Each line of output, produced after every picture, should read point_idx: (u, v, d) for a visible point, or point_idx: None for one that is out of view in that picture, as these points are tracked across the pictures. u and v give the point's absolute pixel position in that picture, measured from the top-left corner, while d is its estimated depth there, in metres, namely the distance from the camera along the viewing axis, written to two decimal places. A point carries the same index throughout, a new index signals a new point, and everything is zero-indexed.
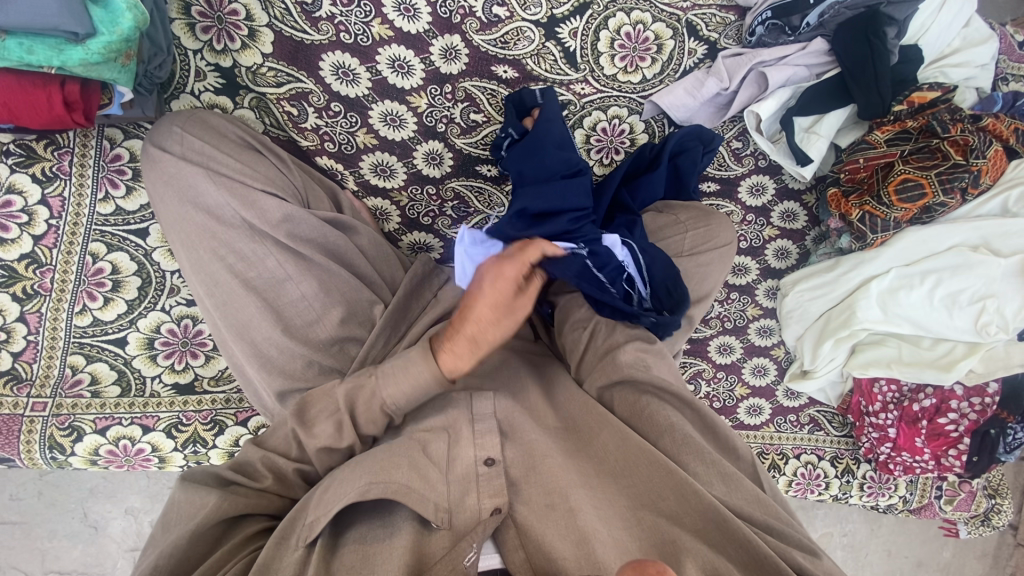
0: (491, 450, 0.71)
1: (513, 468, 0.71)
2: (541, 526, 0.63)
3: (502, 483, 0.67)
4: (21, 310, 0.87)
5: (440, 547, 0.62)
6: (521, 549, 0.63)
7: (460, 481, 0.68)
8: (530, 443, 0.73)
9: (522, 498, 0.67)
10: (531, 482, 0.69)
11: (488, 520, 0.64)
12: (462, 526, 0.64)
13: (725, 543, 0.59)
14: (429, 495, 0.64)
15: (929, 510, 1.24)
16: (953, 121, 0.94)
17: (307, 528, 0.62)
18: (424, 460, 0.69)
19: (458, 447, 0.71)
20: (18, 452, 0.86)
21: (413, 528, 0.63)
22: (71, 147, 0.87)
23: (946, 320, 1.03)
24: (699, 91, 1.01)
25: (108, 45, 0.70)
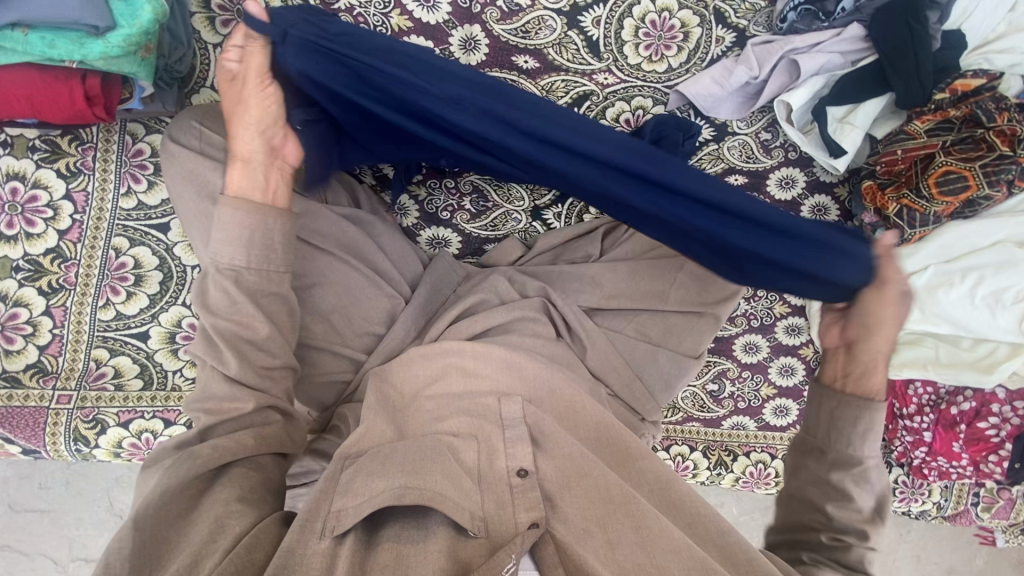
0: (524, 461, 0.69)
1: (549, 482, 0.68)
2: (579, 548, 0.62)
3: (537, 496, 0.66)
4: (46, 304, 0.88)
5: (476, 558, 0.61)
6: (561, 567, 0.62)
7: (493, 491, 0.67)
8: (567, 454, 0.70)
9: (560, 516, 0.65)
10: (568, 500, 0.66)
11: (526, 533, 0.62)
12: (499, 537, 0.63)
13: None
14: (464, 503, 0.63)
15: (964, 516, 1.19)
16: (998, 110, 0.89)
17: (336, 517, 0.61)
18: (456, 466, 0.68)
19: (490, 457, 0.70)
20: (45, 443, 0.87)
21: (448, 533, 0.62)
22: (94, 142, 0.87)
23: (989, 321, 0.98)
24: (728, 79, 0.97)
25: (128, 38, 0.69)
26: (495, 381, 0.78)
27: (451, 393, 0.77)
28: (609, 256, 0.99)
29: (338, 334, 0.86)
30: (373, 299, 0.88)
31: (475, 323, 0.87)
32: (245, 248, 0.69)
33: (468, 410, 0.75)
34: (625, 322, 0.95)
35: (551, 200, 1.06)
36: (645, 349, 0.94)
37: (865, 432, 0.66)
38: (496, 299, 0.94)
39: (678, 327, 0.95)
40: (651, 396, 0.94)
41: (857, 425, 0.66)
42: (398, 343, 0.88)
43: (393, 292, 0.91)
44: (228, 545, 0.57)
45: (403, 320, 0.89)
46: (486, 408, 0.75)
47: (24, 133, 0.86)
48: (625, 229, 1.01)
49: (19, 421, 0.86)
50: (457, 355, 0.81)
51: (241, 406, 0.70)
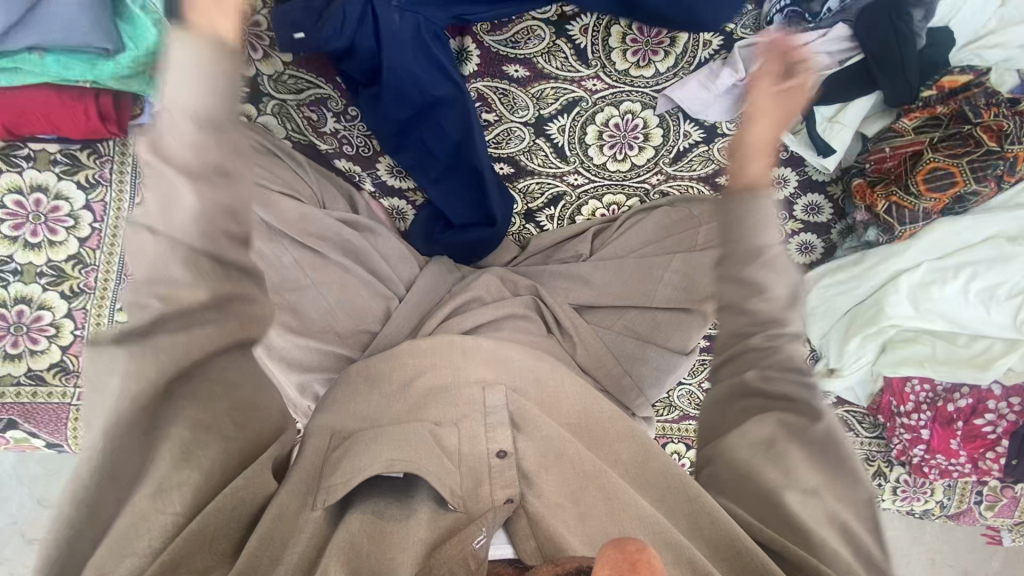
0: (503, 443, 0.75)
1: (526, 459, 0.75)
2: (551, 519, 0.67)
3: (514, 474, 0.72)
4: (69, 307, 0.90)
5: (457, 525, 0.67)
6: (532, 539, 0.66)
7: (472, 471, 0.73)
8: (545, 435, 0.76)
9: (536, 492, 0.71)
10: (544, 478, 0.73)
11: (501, 506, 0.67)
12: (476, 510, 0.69)
13: (741, 559, 0.60)
14: (446, 480, 0.69)
15: (968, 515, 1.19)
16: (986, 106, 0.89)
17: (326, 492, 0.66)
18: (439, 451, 0.73)
19: (470, 441, 0.76)
20: (66, 437, 0.91)
21: (430, 507, 0.68)
22: (111, 155, 0.90)
23: (983, 317, 0.98)
24: (714, 83, 1.00)
25: (138, 59, 0.76)
26: (484, 373, 0.82)
27: (438, 382, 0.82)
28: (597, 256, 1.05)
29: (336, 331, 0.90)
30: (371, 302, 0.93)
31: (466, 318, 0.91)
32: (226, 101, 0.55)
33: (453, 401, 0.79)
34: (615, 320, 1.00)
35: (543, 203, 1.11)
36: (635, 344, 0.97)
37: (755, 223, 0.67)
38: (489, 297, 0.99)
39: (666, 324, 0.98)
40: (640, 391, 0.96)
41: (738, 221, 0.68)
42: (393, 335, 0.92)
43: (387, 293, 0.95)
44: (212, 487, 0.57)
45: (398, 317, 0.93)
46: (470, 397, 0.79)
47: (47, 148, 0.88)
48: (615, 229, 1.08)
49: (46, 416, 0.90)
50: (448, 350, 0.85)
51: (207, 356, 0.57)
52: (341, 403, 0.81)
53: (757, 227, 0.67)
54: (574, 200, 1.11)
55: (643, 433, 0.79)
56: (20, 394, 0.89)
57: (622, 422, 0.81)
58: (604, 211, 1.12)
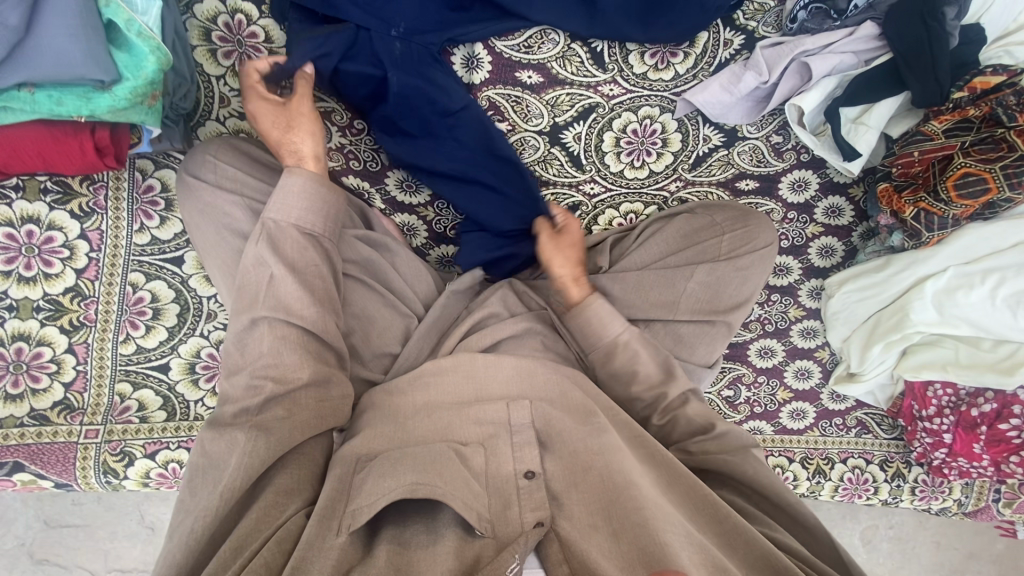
0: (531, 463, 0.71)
1: (555, 481, 0.71)
2: (585, 544, 0.64)
3: (543, 496, 0.68)
4: (68, 342, 0.86)
5: (484, 555, 0.63)
6: (565, 564, 0.63)
7: (501, 492, 0.69)
8: (572, 452, 0.73)
9: (566, 513, 0.68)
10: (575, 497, 0.69)
11: (531, 531, 0.64)
12: (506, 536, 0.65)
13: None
14: (474, 505, 0.65)
15: (986, 513, 1.19)
16: (1020, 108, 0.85)
17: (352, 515, 0.63)
18: (466, 473, 0.69)
19: (496, 459, 0.72)
20: (76, 477, 0.87)
21: (457, 535, 0.64)
22: (105, 181, 0.85)
23: (1010, 322, 0.96)
24: (737, 86, 0.95)
25: (134, 90, 0.68)
26: (510, 388, 0.79)
27: (459, 401, 0.78)
28: (617, 267, 0.98)
29: (360, 355, 0.86)
30: (385, 324, 0.88)
31: (486, 335, 0.88)
32: (323, 218, 0.77)
33: (479, 419, 0.76)
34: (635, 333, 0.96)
35: None
36: None
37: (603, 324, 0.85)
38: (506, 311, 0.93)
39: (689, 337, 0.95)
40: None
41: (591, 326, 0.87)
42: (415, 356, 0.88)
43: (407, 312, 0.91)
44: (271, 533, 0.62)
45: (417, 338, 0.88)
46: (496, 415, 0.76)
47: (36, 176, 0.84)
48: (635, 237, 1.01)
49: (50, 457, 0.85)
50: (470, 367, 0.81)
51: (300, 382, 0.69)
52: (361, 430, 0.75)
53: (608, 323, 0.85)
54: (590, 210, 1.06)
55: (666, 450, 0.74)
56: (22, 436, 0.85)
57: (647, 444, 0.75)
58: (620, 220, 1.07)
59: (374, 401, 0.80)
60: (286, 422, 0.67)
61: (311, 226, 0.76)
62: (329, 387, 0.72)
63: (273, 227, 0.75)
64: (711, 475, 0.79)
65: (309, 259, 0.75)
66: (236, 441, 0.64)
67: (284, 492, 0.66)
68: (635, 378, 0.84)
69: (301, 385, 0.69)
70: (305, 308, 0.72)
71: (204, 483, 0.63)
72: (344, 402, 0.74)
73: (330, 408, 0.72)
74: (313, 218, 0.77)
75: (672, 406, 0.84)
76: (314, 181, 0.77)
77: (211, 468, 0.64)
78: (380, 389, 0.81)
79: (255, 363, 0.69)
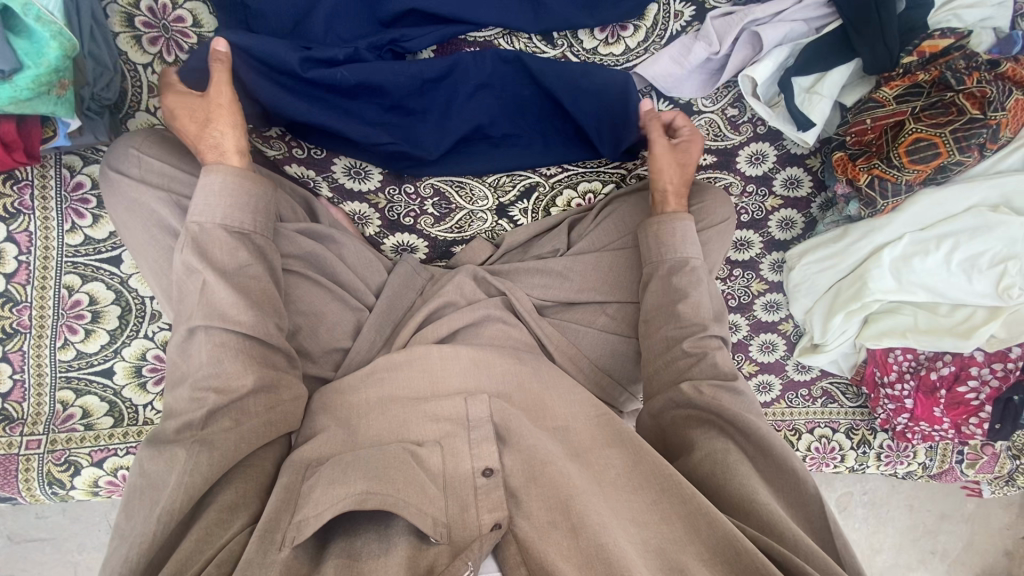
0: (489, 460, 0.69)
1: (514, 477, 0.69)
2: (543, 544, 0.61)
3: (501, 495, 0.66)
4: (2, 350, 0.82)
5: (438, 563, 0.60)
6: (523, 565, 0.61)
7: (458, 495, 0.66)
8: (531, 448, 0.70)
9: (524, 512, 0.65)
10: (534, 493, 0.66)
11: (487, 535, 0.62)
12: (462, 541, 0.62)
13: (737, 563, 0.56)
14: (429, 510, 0.62)
15: (950, 475, 1.22)
16: (967, 71, 0.84)
17: (297, 527, 0.60)
18: (423, 475, 0.66)
19: (455, 459, 0.69)
20: (19, 490, 0.85)
21: (409, 543, 0.61)
22: (29, 179, 0.80)
23: (965, 286, 0.97)
24: (687, 58, 0.93)
25: (37, 79, 0.64)
26: (467, 381, 0.78)
27: (416, 397, 0.76)
28: (575, 248, 0.96)
29: (307, 353, 0.84)
30: (336, 317, 0.86)
31: (442, 326, 0.86)
32: (253, 214, 0.73)
33: (436, 416, 0.73)
34: (596, 315, 0.94)
35: (516, 196, 1.01)
36: (617, 342, 0.93)
37: (672, 244, 0.87)
38: (463, 300, 0.91)
39: None
40: (623, 387, 0.93)
41: (662, 237, 0.87)
42: (368, 350, 0.87)
43: (357, 305, 0.88)
44: (210, 555, 0.59)
45: (368, 331, 0.87)
46: (453, 412, 0.73)
47: None
48: (594, 218, 0.99)
49: None
50: (426, 358, 0.79)
51: (245, 383, 0.67)
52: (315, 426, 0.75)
53: (676, 245, 0.87)
54: (548, 190, 1.02)
55: (635, 433, 0.71)
56: None
57: (616, 425, 0.74)
58: (580, 201, 1.03)
59: (328, 396, 0.78)
60: (233, 434, 0.65)
61: (239, 224, 0.71)
62: (280, 391, 0.72)
63: (198, 230, 0.70)
64: (708, 425, 0.73)
65: (243, 260, 0.71)
66: (177, 458, 0.62)
67: (228, 507, 0.63)
68: (688, 298, 0.83)
69: (247, 392, 0.67)
70: (242, 312, 0.69)
71: (141, 502, 0.61)
72: (297, 403, 0.74)
73: (280, 411, 0.71)
74: (244, 219, 0.72)
75: (706, 343, 0.81)
76: (238, 175, 0.71)
77: (148, 488, 0.62)
78: (332, 388, 0.79)
79: (196, 373, 0.66)
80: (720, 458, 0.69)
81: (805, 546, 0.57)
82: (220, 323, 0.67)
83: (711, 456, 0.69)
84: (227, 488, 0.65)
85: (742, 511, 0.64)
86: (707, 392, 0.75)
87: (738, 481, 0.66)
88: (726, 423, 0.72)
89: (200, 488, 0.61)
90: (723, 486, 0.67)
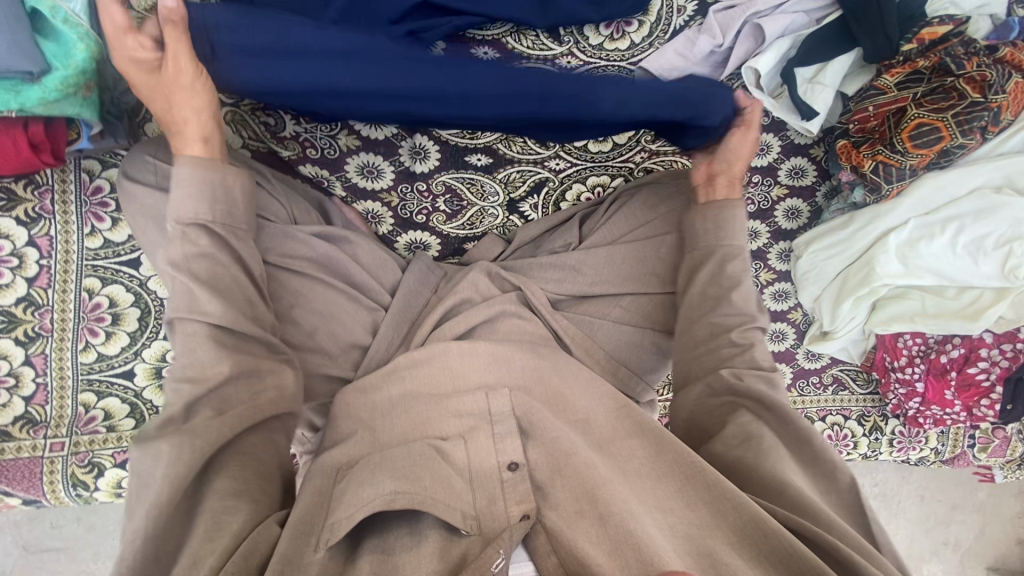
0: (514, 455, 0.69)
1: (538, 470, 0.69)
2: (572, 532, 0.61)
3: (528, 488, 0.66)
4: (25, 354, 0.83)
5: (471, 552, 0.60)
6: (553, 555, 0.60)
7: (485, 488, 0.66)
8: (555, 441, 0.70)
9: (551, 503, 0.65)
10: (558, 484, 0.67)
11: (517, 525, 0.62)
12: (492, 531, 0.62)
13: (765, 544, 0.57)
14: (456, 504, 0.62)
15: (963, 458, 1.23)
16: (967, 56, 0.86)
17: (331, 529, 0.60)
18: (448, 469, 0.67)
19: (477, 451, 0.70)
20: (43, 493, 0.87)
21: (440, 535, 0.61)
22: (50, 184, 0.82)
23: (971, 268, 0.98)
24: (691, 51, 0.95)
25: (65, 80, 0.66)
26: (486, 375, 0.78)
27: (438, 393, 0.76)
28: (587, 241, 0.98)
29: (325, 351, 0.85)
30: (354, 316, 0.87)
31: (459, 322, 0.86)
32: (212, 204, 0.70)
33: (460, 412, 0.74)
34: (610, 307, 0.95)
35: (526, 192, 1.02)
36: (631, 333, 0.94)
37: (730, 230, 0.86)
38: (479, 296, 0.92)
39: (656, 310, 0.95)
40: (640, 378, 0.94)
41: (722, 223, 0.87)
42: (386, 350, 0.87)
43: (372, 304, 0.89)
44: (229, 543, 0.55)
45: (386, 327, 0.88)
46: (475, 407, 0.74)
47: None
48: (603, 212, 1.01)
49: (15, 472, 0.84)
50: (445, 356, 0.79)
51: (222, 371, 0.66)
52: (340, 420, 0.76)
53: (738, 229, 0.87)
54: (558, 185, 1.03)
55: (657, 423, 0.72)
56: None
57: (638, 416, 0.75)
58: (589, 195, 1.05)
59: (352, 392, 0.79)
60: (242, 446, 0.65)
61: (198, 216, 0.70)
62: (261, 378, 0.71)
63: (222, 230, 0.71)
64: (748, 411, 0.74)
65: (204, 250, 0.69)
66: (161, 454, 0.58)
67: None
68: (740, 286, 0.84)
69: (223, 381, 0.66)
70: (211, 303, 0.67)
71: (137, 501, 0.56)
72: (281, 392, 0.73)
73: (266, 399, 0.71)
74: (199, 208, 0.70)
75: (751, 334, 0.82)
76: (194, 166, 0.70)
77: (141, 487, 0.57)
78: (352, 386, 0.80)
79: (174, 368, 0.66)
80: (750, 443, 0.69)
81: (840, 527, 0.58)
82: (190, 315, 0.67)
83: (748, 440, 0.70)
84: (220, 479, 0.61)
85: (772, 490, 0.64)
86: (750, 380, 0.76)
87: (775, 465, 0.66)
88: (774, 409, 0.73)
89: (231, 485, 0.62)
90: (761, 466, 0.66)
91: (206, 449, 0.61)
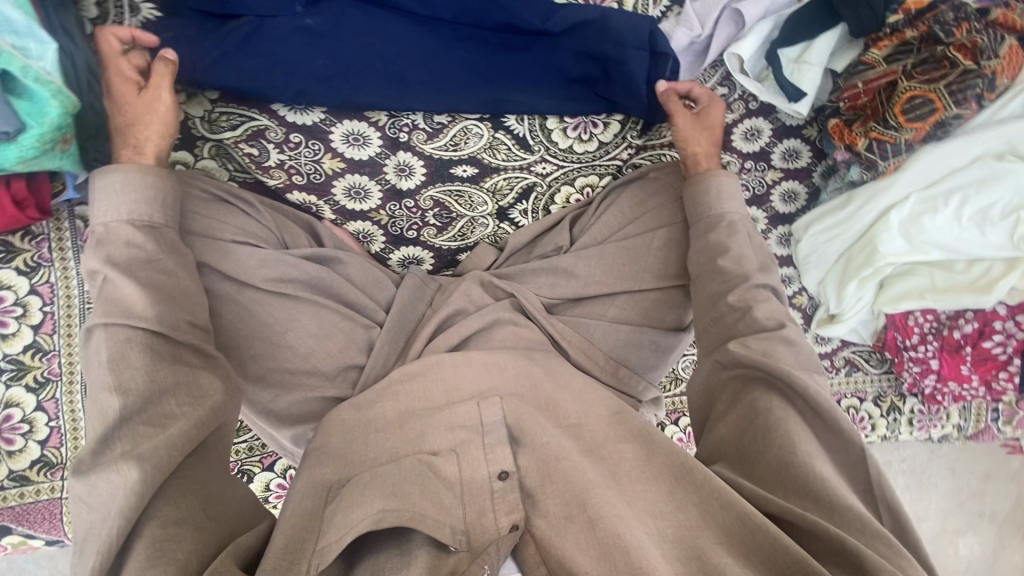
0: (505, 463, 0.69)
1: (529, 477, 0.68)
2: (558, 540, 0.61)
3: (517, 496, 0.66)
4: (37, 400, 0.90)
5: (461, 567, 0.60)
6: (543, 565, 0.61)
7: (476, 498, 0.66)
8: (544, 446, 0.69)
9: (541, 511, 0.65)
10: (549, 491, 0.66)
11: (506, 537, 0.62)
12: (481, 544, 0.63)
13: (752, 538, 0.56)
14: (446, 520, 0.62)
15: (987, 433, 1.20)
16: (956, 22, 0.83)
17: (321, 552, 0.59)
18: (437, 483, 0.66)
19: (469, 464, 0.69)
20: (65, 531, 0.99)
21: (429, 554, 0.60)
22: (46, 233, 0.85)
23: (979, 239, 0.95)
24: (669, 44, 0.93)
25: (41, 136, 0.69)
26: (480, 385, 0.78)
27: (432, 407, 0.76)
28: (579, 244, 0.97)
29: (321, 373, 0.84)
30: (347, 334, 0.87)
31: (452, 334, 0.86)
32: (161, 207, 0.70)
33: (453, 424, 0.73)
34: (606, 307, 0.94)
35: (515, 199, 1.02)
36: (628, 331, 0.92)
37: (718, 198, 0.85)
38: (471, 305, 0.92)
39: (656, 305, 0.94)
40: (640, 377, 0.93)
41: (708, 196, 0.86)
42: (384, 364, 0.88)
43: (368, 323, 0.89)
44: None
45: (381, 348, 0.87)
46: (467, 418, 0.73)
47: None
48: (592, 212, 0.99)
49: (36, 515, 0.95)
50: (439, 368, 0.80)
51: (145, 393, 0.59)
52: (337, 439, 0.75)
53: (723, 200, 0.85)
54: (546, 190, 1.02)
55: (650, 427, 0.72)
56: (6, 497, 0.92)
57: (629, 420, 0.75)
58: (579, 196, 1.04)
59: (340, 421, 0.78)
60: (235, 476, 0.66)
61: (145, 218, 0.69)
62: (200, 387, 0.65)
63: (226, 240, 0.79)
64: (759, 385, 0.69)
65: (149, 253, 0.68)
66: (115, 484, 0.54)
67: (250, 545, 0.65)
68: (729, 252, 0.81)
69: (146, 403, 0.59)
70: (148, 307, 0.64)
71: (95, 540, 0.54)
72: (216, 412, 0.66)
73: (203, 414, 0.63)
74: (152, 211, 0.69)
75: (753, 294, 0.77)
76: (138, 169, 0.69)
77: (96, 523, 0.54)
78: (349, 405, 0.80)
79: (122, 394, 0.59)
80: (762, 425, 0.65)
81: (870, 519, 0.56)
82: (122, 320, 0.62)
83: (749, 425, 0.66)
84: (166, 505, 0.56)
85: (782, 478, 0.61)
86: (757, 346, 0.71)
87: (794, 447, 0.62)
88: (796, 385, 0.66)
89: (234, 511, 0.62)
90: (775, 449, 0.62)
91: (157, 474, 0.56)
